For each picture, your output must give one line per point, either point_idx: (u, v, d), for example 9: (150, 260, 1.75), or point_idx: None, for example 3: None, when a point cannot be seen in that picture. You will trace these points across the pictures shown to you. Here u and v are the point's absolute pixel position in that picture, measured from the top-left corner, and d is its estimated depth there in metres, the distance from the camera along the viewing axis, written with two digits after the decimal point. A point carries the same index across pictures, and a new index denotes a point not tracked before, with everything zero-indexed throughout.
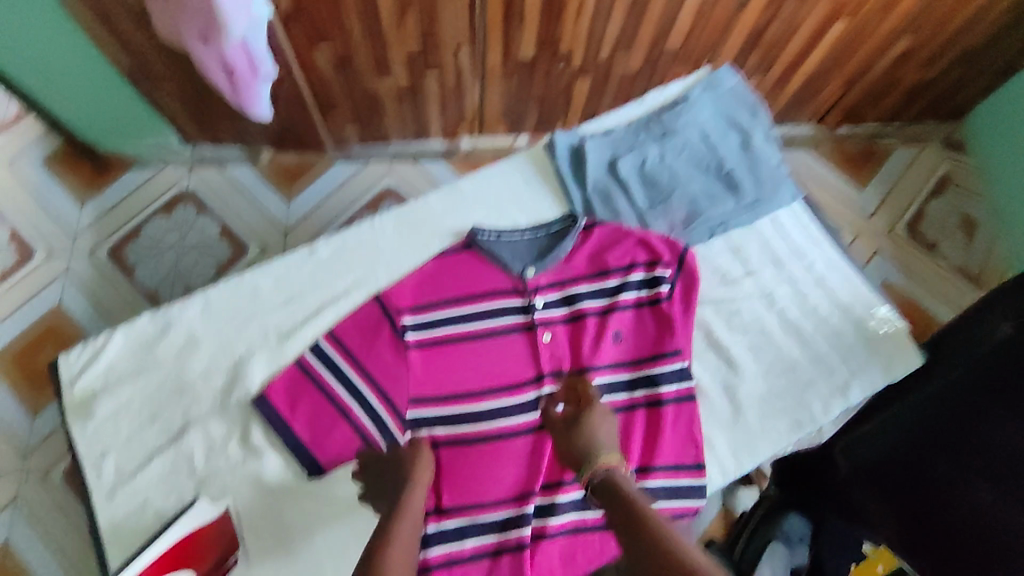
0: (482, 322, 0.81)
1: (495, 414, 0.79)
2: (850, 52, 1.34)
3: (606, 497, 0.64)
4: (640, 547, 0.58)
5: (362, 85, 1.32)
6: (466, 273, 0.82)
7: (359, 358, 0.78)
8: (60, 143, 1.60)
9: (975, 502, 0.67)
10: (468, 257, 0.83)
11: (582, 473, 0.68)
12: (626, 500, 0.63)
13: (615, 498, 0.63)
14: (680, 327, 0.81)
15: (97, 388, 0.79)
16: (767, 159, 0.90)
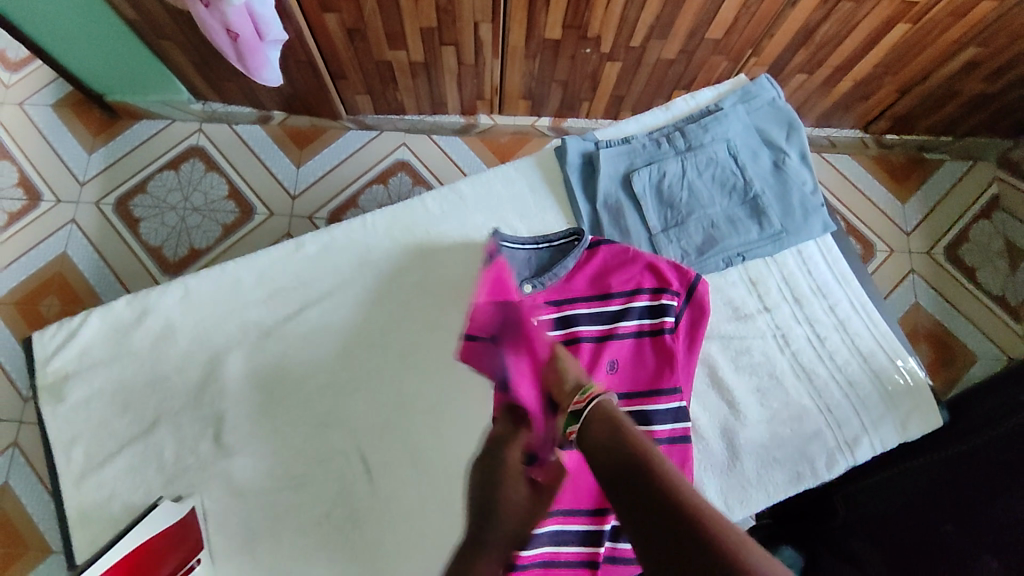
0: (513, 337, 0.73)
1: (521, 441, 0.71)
2: (910, 56, 1.23)
3: (599, 427, 0.61)
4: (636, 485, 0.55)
5: (373, 55, 1.27)
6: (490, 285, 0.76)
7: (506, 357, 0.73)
8: (72, 90, 1.57)
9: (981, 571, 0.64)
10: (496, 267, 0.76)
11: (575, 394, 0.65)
12: (620, 434, 0.60)
13: (611, 428, 0.61)
14: (681, 363, 0.75)
15: (70, 371, 0.73)
16: (800, 184, 0.81)
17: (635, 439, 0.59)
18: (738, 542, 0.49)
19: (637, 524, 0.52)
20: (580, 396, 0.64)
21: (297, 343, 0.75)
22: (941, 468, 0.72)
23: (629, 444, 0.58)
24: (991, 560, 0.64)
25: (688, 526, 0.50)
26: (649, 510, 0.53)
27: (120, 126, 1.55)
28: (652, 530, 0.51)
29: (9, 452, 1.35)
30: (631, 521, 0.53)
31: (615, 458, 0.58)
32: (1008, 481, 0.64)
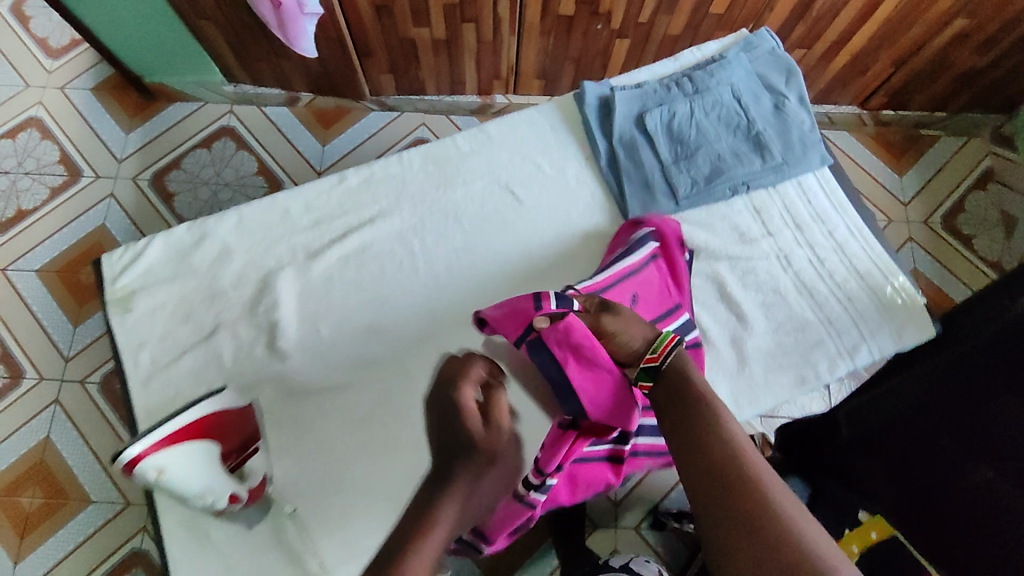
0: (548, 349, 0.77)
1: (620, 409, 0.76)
2: (903, 28, 1.31)
3: (670, 386, 0.68)
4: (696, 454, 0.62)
5: (399, 33, 1.36)
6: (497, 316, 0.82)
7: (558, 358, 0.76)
8: (111, 74, 1.66)
9: (980, 478, 0.81)
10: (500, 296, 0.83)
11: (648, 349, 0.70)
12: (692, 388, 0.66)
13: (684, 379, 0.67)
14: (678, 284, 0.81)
15: (137, 287, 0.81)
16: (799, 124, 0.88)
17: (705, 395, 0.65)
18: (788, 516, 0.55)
19: (699, 470, 0.60)
20: (652, 351, 0.69)
21: (342, 264, 0.83)
22: (923, 385, 0.85)
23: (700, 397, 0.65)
24: (986, 469, 0.81)
25: (747, 482, 0.58)
26: (713, 462, 0.60)
27: (156, 108, 1.64)
28: (715, 479, 0.59)
29: (51, 408, 1.43)
30: (694, 467, 0.61)
31: (684, 409, 0.65)
32: (994, 391, 0.80)
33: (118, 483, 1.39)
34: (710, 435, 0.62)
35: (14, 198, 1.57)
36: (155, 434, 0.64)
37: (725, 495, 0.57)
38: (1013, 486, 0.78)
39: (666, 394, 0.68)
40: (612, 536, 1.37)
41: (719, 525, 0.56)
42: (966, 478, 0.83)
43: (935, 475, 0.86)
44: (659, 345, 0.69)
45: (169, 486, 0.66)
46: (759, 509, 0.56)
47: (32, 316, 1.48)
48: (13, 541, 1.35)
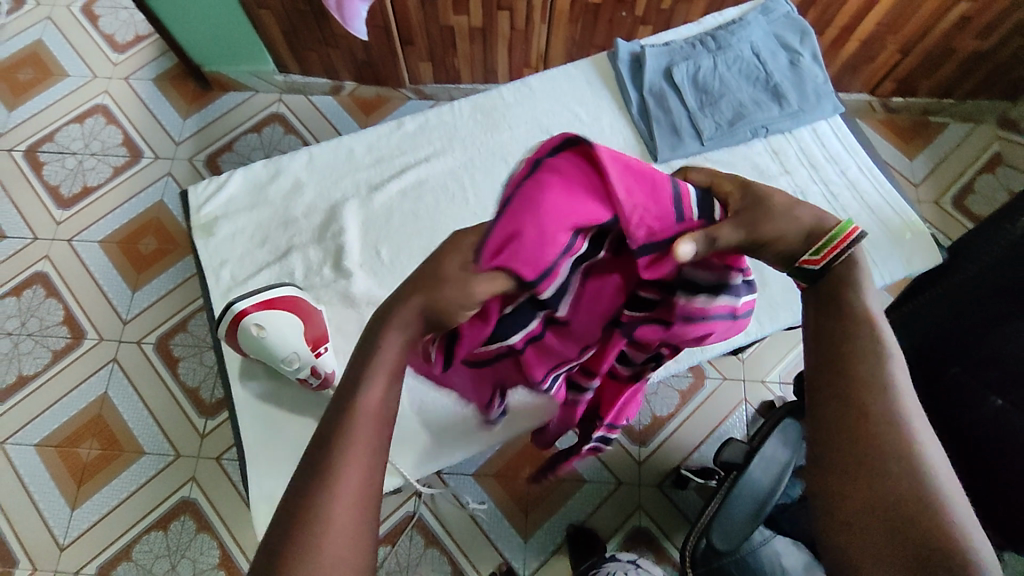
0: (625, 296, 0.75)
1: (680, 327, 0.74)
2: (909, 13, 1.40)
3: (830, 295, 0.61)
4: (838, 368, 0.57)
5: (439, 21, 1.48)
6: (535, 221, 0.63)
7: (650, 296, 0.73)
8: (171, 66, 1.81)
9: (991, 410, 0.87)
10: (541, 179, 0.65)
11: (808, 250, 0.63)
12: (847, 309, 0.60)
13: (843, 297, 0.61)
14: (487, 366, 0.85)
15: (219, 215, 0.93)
16: (813, 76, 0.98)
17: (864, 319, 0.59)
18: (919, 469, 0.51)
19: (835, 398, 0.56)
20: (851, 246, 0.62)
21: (401, 197, 0.94)
22: (930, 307, 0.93)
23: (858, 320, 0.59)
24: (996, 399, 0.87)
25: (888, 420, 0.53)
26: (856, 393, 0.55)
27: (211, 96, 1.78)
28: (849, 410, 0.55)
29: (109, 366, 1.52)
30: (834, 377, 0.57)
31: (839, 321, 0.60)
32: (1003, 317, 0.85)
33: (169, 436, 1.47)
34: (858, 363, 0.57)
35: (80, 175, 1.69)
36: (256, 296, 0.77)
37: (856, 429, 0.53)
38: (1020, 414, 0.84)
39: (825, 301, 0.62)
40: (635, 494, 1.42)
41: (835, 443, 0.54)
42: (977, 409, 0.88)
43: (950, 404, 0.92)
44: (822, 248, 0.62)
45: (264, 344, 0.75)
46: (894, 453, 0.51)
47: (94, 281, 1.59)
48: (71, 488, 1.43)
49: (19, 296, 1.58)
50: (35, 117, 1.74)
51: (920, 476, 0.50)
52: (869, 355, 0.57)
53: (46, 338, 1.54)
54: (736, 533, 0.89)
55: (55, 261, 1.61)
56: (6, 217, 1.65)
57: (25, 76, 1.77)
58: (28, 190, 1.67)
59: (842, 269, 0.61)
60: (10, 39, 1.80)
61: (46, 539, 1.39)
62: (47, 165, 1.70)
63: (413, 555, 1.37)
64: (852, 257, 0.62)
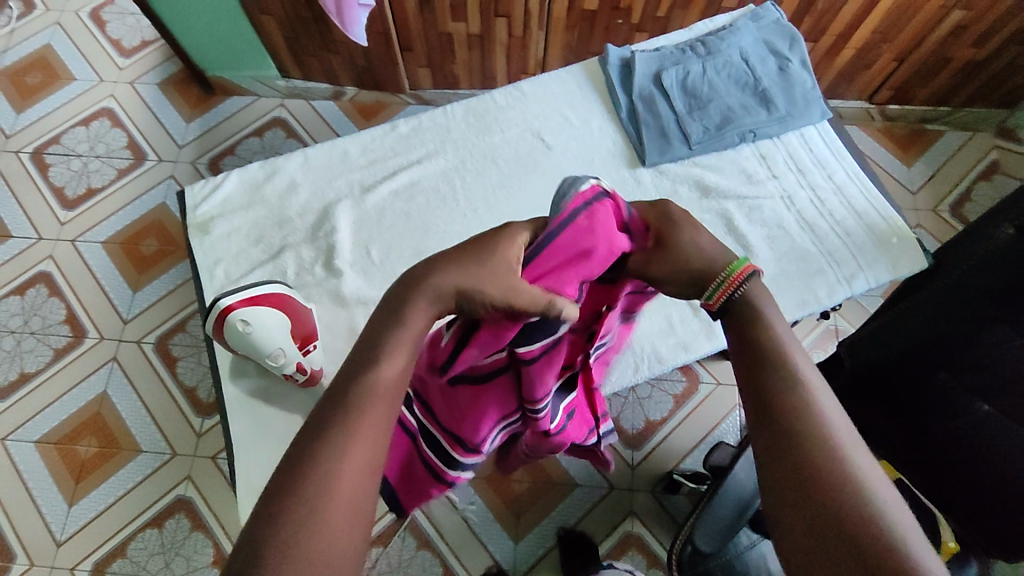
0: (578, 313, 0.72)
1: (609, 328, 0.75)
2: (904, 22, 1.41)
3: (742, 316, 0.63)
4: (763, 394, 0.57)
5: (438, 28, 1.50)
6: (602, 241, 0.64)
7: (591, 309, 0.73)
8: (177, 71, 1.84)
9: (977, 414, 0.89)
10: (606, 208, 0.66)
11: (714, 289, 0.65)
12: (757, 327, 0.62)
13: (752, 315, 0.63)
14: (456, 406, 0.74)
15: (214, 214, 0.95)
16: (802, 82, 0.99)
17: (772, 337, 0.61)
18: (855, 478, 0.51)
19: (760, 418, 0.56)
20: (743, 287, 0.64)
21: (393, 198, 0.95)
22: (912, 313, 0.92)
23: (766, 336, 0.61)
24: (983, 405, 0.89)
25: (812, 433, 0.54)
26: (780, 409, 0.56)
27: (215, 100, 1.81)
28: (775, 428, 0.55)
29: (109, 365, 1.54)
30: (760, 403, 0.57)
31: (754, 343, 0.61)
32: (989, 321, 0.85)
33: (166, 434, 1.49)
34: (774, 378, 0.58)
35: (85, 177, 1.72)
36: (243, 292, 0.76)
37: (786, 445, 0.54)
38: (1007, 420, 0.86)
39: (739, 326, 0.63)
40: (627, 498, 1.42)
41: (772, 474, 0.53)
42: (965, 415, 0.91)
43: (936, 414, 0.94)
44: (713, 291, 0.65)
45: (249, 340, 0.76)
46: (828, 465, 0.51)
47: (96, 282, 1.61)
48: (69, 485, 1.44)
49: (22, 295, 1.60)
50: (42, 120, 1.77)
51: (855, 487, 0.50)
52: (785, 367, 0.58)
53: (49, 337, 1.56)
54: (718, 531, 0.92)
55: (58, 261, 1.63)
56: (12, 218, 1.67)
57: (34, 79, 1.80)
58: (34, 191, 1.70)
59: (744, 297, 0.64)
60: (20, 44, 1.84)
61: (44, 536, 1.40)
62: (52, 167, 1.73)
63: (405, 556, 1.37)
64: (748, 293, 0.64)
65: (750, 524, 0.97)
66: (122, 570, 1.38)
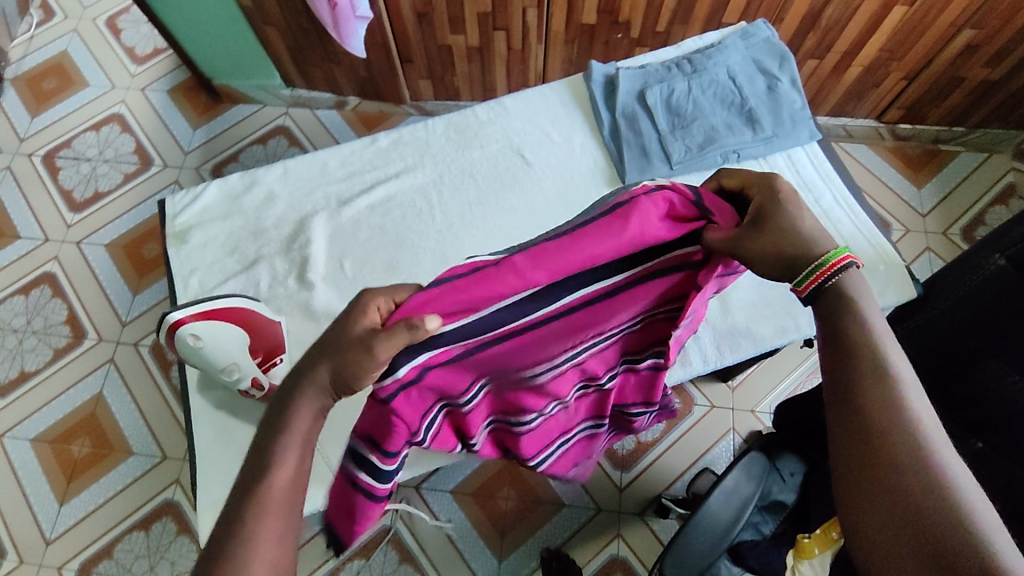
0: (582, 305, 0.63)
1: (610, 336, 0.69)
2: (912, 40, 1.37)
3: (833, 307, 0.59)
4: (844, 391, 0.55)
5: (436, 40, 1.50)
6: (627, 229, 0.60)
7: (597, 309, 0.64)
8: (185, 79, 1.87)
9: (971, 450, 0.81)
10: (663, 198, 0.62)
11: (796, 280, 0.61)
12: (846, 328, 0.58)
13: (842, 312, 0.59)
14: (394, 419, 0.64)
15: (192, 224, 0.96)
16: (790, 102, 0.97)
17: (863, 341, 0.57)
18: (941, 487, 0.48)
19: (848, 435, 0.54)
20: (829, 279, 0.59)
21: (368, 211, 0.96)
22: (904, 341, 0.86)
23: (857, 341, 0.57)
24: (976, 441, 0.80)
25: (909, 452, 0.51)
26: (869, 428, 0.53)
27: (221, 108, 1.83)
28: (863, 446, 0.52)
29: (105, 367, 1.56)
30: (842, 403, 0.55)
31: (839, 339, 0.58)
32: (979, 355, 0.79)
33: (157, 437, 1.50)
34: (865, 390, 0.54)
35: (93, 181, 1.76)
36: (196, 306, 0.79)
37: (873, 464, 0.51)
38: (1000, 458, 0.78)
39: (829, 315, 0.59)
40: (614, 522, 1.39)
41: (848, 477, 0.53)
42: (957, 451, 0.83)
43: None
44: (803, 278, 0.60)
45: (203, 354, 0.78)
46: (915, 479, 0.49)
47: (98, 284, 1.64)
48: (60, 484, 1.46)
49: (26, 295, 1.63)
50: (54, 124, 1.82)
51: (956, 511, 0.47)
52: (877, 371, 0.55)
53: (49, 337, 1.59)
54: (693, 566, 0.85)
55: (63, 263, 1.66)
56: (21, 219, 1.72)
57: (50, 85, 1.86)
58: (43, 193, 1.74)
59: (834, 290, 0.59)
60: (38, 50, 1.89)
61: (33, 534, 1.42)
62: (62, 170, 1.77)
63: (386, 570, 1.36)
64: (841, 283, 0.59)
65: (731, 557, 0.91)
66: (108, 571, 1.39)
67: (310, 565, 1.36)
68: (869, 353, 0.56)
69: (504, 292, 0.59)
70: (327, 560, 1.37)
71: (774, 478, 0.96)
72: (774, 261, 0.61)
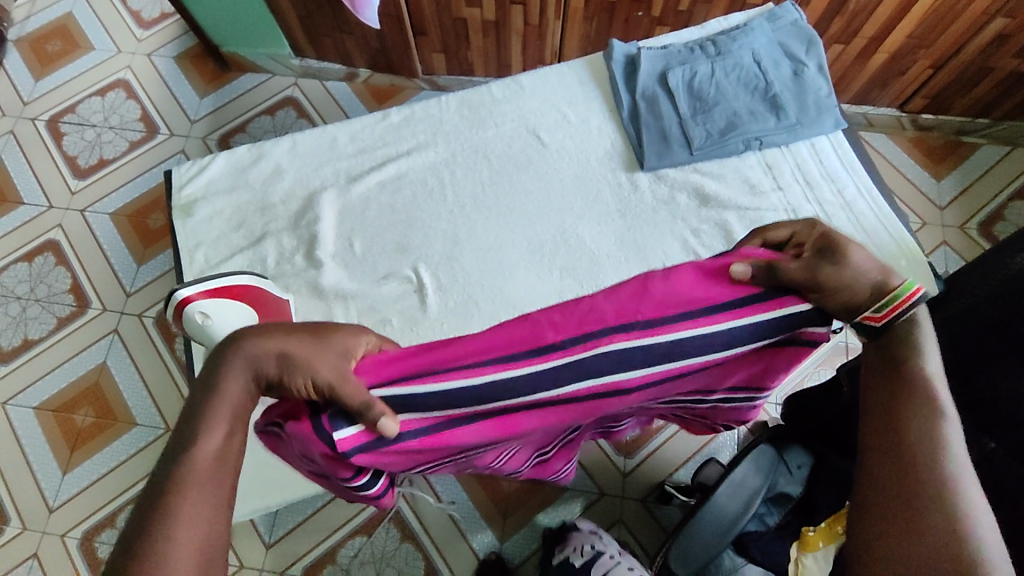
0: (585, 386, 0.58)
1: (646, 393, 0.62)
2: (942, 27, 1.33)
3: (886, 349, 0.60)
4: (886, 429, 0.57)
5: (452, 13, 1.46)
6: (641, 300, 0.60)
7: (610, 381, 0.58)
8: (193, 45, 1.83)
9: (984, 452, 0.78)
10: (682, 275, 0.61)
11: (873, 305, 0.59)
12: (907, 361, 0.59)
13: (904, 350, 0.60)
14: (333, 461, 0.61)
15: (199, 197, 0.95)
16: (816, 89, 0.94)
17: (924, 388, 0.58)
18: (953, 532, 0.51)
19: (887, 457, 0.56)
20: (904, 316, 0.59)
21: (379, 188, 0.95)
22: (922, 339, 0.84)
23: (914, 380, 0.58)
24: (988, 441, 0.78)
25: (940, 483, 0.53)
26: (908, 453, 0.55)
27: (229, 76, 1.80)
28: (900, 470, 0.55)
29: (110, 337, 1.55)
30: (886, 442, 0.57)
31: (894, 382, 0.59)
32: (1002, 355, 0.77)
33: (161, 409, 1.49)
34: (914, 417, 0.57)
35: (97, 148, 1.73)
36: (205, 285, 0.81)
37: (905, 487, 0.54)
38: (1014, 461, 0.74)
39: (880, 357, 0.61)
40: (616, 506, 1.39)
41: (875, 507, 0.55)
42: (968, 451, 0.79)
43: None
44: (885, 305, 0.58)
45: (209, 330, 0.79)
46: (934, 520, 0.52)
47: (103, 253, 1.62)
48: (64, 453, 1.46)
49: (30, 262, 1.62)
50: (59, 88, 1.78)
51: (962, 541, 0.51)
52: (928, 415, 0.56)
53: (53, 304, 1.58)
54: (697, 558, 0.85)
55: (67, 230, 1.65)
56: (25, 185, 1.69)
57: (54, 47, 1.82)
58: (48, 158, 1.72)
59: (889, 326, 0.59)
60: (42, 11, 1.85)
61: (37, 500, 1.42)
62: (67, 136, 1.74)
63: (388, 548, 1.36)
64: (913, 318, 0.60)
65: (736, 548, 0.91)
66: (111, 540, 1.39)
67: (313, 540, 1.37)
68: (925, 386, 0.58)
69: (502, 348, 0.59)
70: (328, 535, 1.37)
71: (781, 470, 0.96)
72: (843, 302, 0.58)
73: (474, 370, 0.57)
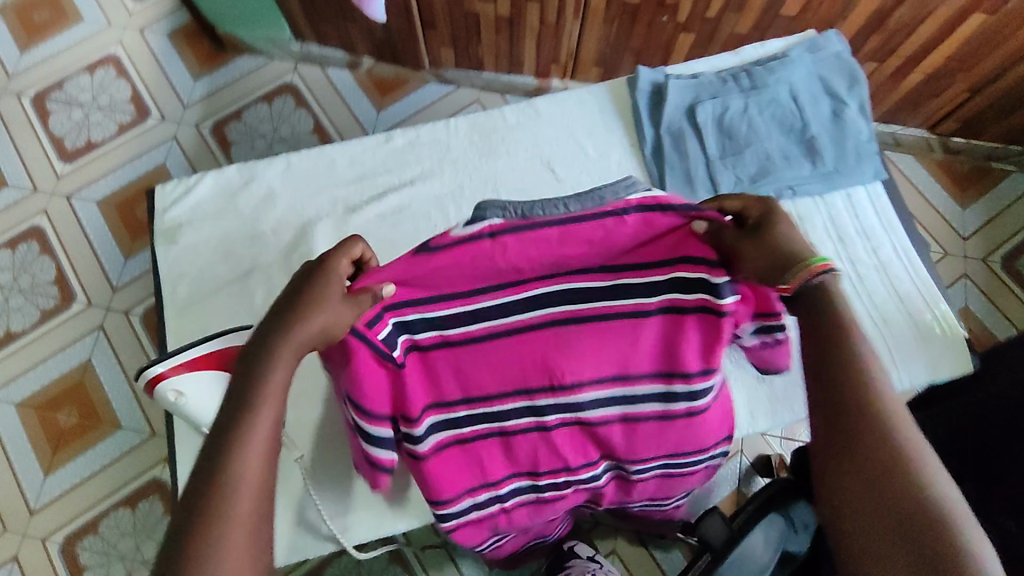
0: (551, 310, 0.66)
1: (601, 334, 0.67)
2: (985, 52, 1.25)
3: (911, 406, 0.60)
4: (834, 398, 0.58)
5: (463, 7, 1.36)
6: (600, 229, 0.63)
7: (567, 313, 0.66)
8: (187, 22, 1.73)
9: None
10: (648, 214, 0.63)
11: (790, 276, 0.61)
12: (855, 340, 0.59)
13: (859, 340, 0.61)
14: (371, 383, 0.66)
15: (183, 221, 0.93)
16: (856, 132, 0.94)
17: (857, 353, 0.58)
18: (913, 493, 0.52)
19: (834, 428, 0.57)
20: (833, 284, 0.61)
21: (378, 220, 0.91)
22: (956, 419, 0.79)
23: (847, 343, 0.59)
24: None
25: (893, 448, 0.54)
26: (855, 416, 0.56)
27: (225, 57, 1.70)
28: (849, 441, 0.56)
29: (95, 333, 1.49)
30: (834, 410, 0.57)
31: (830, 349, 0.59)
32: None
33: (145, 412, 1.44)
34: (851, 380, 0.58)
35: (85, 129, 1.64)
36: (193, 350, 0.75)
37: (853, 453, 0.55)
38: None
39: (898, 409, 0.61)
40: (611, 538, 1.36)
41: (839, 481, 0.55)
42: None
43: None
44: (805, 268, 0.61)
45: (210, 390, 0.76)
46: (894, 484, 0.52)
47: (89, 244, 1.56)
48: (46, 454, 1.42)
49: (14, 250, 1.55)
50: (45, 63, 1.69)
51: (925, 500, 0.51)
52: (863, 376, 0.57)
53: (37, 297, 1.52)
54: None
55: (52, 218, 1.57)
56: (9, 166, 1.61)
57: (40, 17, 1.71)
58: (33, 139, 1.63)
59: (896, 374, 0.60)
60: None
61: (18, 502, 1.38)
62: (53, 115, 1.65)
63: (375, 569, 1.34)
64: None
65: None
66: (92, 547, 1.35)
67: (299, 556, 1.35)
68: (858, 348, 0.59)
69: (475, 268, 0.63)
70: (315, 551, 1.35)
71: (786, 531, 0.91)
72: (763, 264, 0.63)
73: (468, 296, 0.65)
